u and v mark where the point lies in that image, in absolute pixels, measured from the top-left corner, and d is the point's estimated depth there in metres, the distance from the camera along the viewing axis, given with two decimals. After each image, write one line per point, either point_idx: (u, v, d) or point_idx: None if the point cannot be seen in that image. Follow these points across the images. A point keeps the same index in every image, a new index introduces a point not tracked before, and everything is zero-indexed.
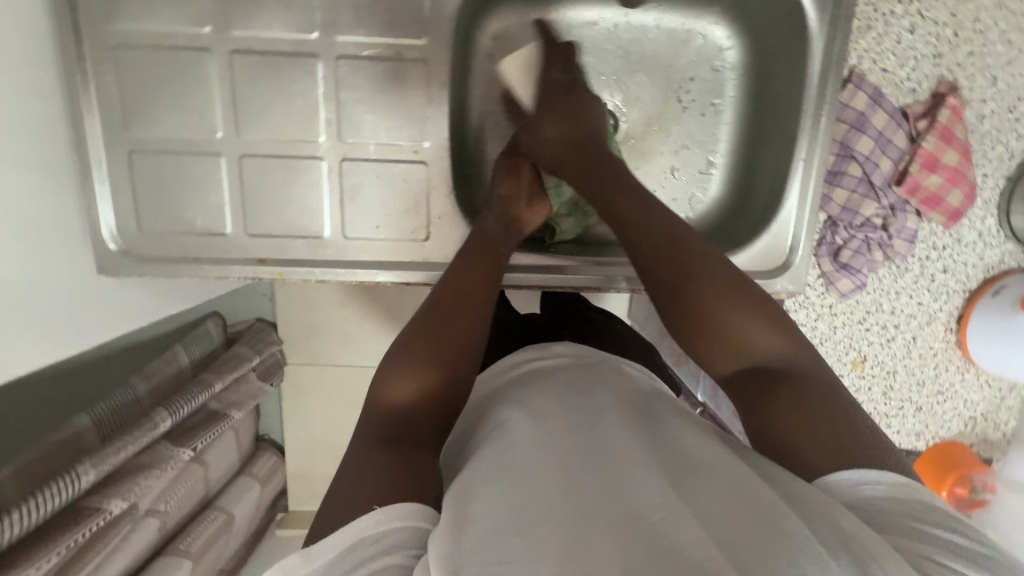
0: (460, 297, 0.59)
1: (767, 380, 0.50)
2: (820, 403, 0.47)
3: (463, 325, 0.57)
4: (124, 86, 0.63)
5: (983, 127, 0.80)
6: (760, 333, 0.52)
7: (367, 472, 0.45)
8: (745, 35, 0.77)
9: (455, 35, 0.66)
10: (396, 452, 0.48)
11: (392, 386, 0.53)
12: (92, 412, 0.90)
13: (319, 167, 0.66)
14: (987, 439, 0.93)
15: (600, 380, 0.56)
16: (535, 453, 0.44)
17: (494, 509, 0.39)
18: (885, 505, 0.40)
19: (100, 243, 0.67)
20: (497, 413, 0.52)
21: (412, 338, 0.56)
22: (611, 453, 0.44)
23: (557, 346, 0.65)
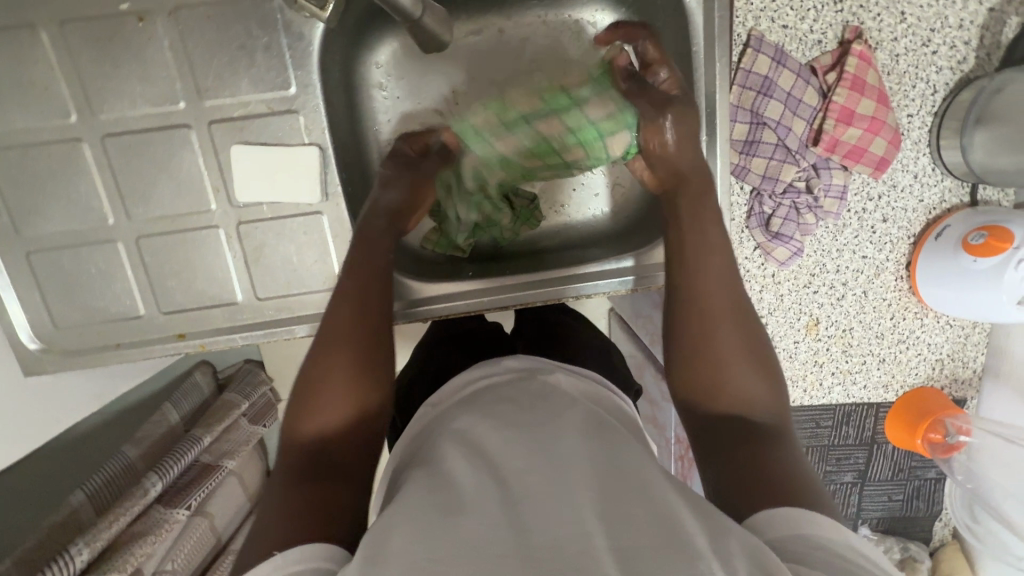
0: (368, 313, 0.60)
1: (750, 429, 0.51)
2: (785, 464, 0.48)
3: (372, 339, 0.59)
4: (4, 189, 0.62)
5: (900, 66, 0.76)
6: (750, 379, 0.54)
7: (286, 508, 0.46)
8: (633, 17, 0.75)
9: (326, 77, 0.65)
10: (321, 483, 0.49)
11: (308, 414, 0.54)
12: (86, 486, 0.91)
13: (217, 235, 0.66)
14: (957, 378, 0.91)
15: (541, 396, 0.56)
16: (462, 483, 0.45)
17: (410, 543, 0.38)
18: (813, 543, 0.39)
19: (19, 345, 0.66)
20: (436, 440, 0.52)
21: (321, 361, 0.57)
22: (541, 476, 0.43)
23: (508, 360, 0.64)
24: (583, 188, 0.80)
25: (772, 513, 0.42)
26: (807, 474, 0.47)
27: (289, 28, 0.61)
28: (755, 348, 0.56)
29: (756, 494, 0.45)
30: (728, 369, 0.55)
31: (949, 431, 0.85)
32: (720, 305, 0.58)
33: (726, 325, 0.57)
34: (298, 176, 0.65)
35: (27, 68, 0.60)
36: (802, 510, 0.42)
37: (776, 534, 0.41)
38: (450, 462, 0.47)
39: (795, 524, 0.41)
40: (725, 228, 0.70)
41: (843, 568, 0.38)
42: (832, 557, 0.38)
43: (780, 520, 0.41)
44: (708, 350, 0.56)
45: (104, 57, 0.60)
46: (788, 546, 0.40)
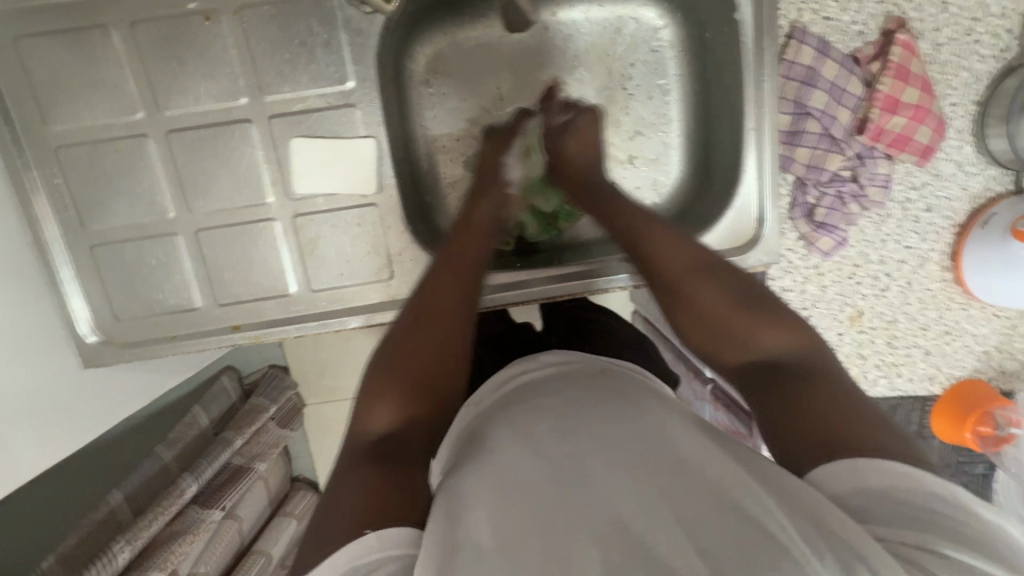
0: (436, 306, 0.60)
1: (777, 377, 0.53)
2: (822, 399, 0.49)
3: (439, 334, 0.58)
4: (72, 184, 0.64)
5: (943, 55, 0.77)
6: (763, 337, 0.55)
7: (354, 491, 0.46)
8: (675, 12, 0.76)
9: (382, 73, 0.67)
10: (384, 471, 0.48)
11: (370, 408, 0.54)
12: (122, 487, 0.92)
13: (272, 228, 0.67)
14: (1004, 371, 0.89)
15: (591, 385, 0.55)
16: (527, 468, 0.45)
17: (485, 541, 0.39)
18: (880, 494, 0.41)
19: (80, 337, 0.67)
20: (489, 429, 0.52)
21: (387, 360, 0.57)
22: (600, 468, 0.44)
23: (547, 354, 0.63)
24: (625, 180, 0.80)
25: (825, 467, 0.44)
26: (836, 401, 0.48)
27: (348, 25, 0.63)
28: (739, 293, 0.59)
29: (810, 447, 0.46)
30: (720, 324, 0.57)
31: (1000, 424, 0.84)
32: (684, 262, 0.61)
33: (695, 277, 0.60)
34: (353, 167, 0.66)
35: (97, 66, 0.62)
36: (863, 460, 0.43)
37: (839, 490, 0.43)
38: (505, 448, 0.48)
39: (859, 476, 0.42)
40: (773, 217, 0.70)
41: (919, 519, 0.39)
42: (899, 506, 0.40)
43: (835, 473, 0.43)
44: (694, 310, 0.59)
45: (170, 55, 0.62)
46: (853, 501, 0.42)
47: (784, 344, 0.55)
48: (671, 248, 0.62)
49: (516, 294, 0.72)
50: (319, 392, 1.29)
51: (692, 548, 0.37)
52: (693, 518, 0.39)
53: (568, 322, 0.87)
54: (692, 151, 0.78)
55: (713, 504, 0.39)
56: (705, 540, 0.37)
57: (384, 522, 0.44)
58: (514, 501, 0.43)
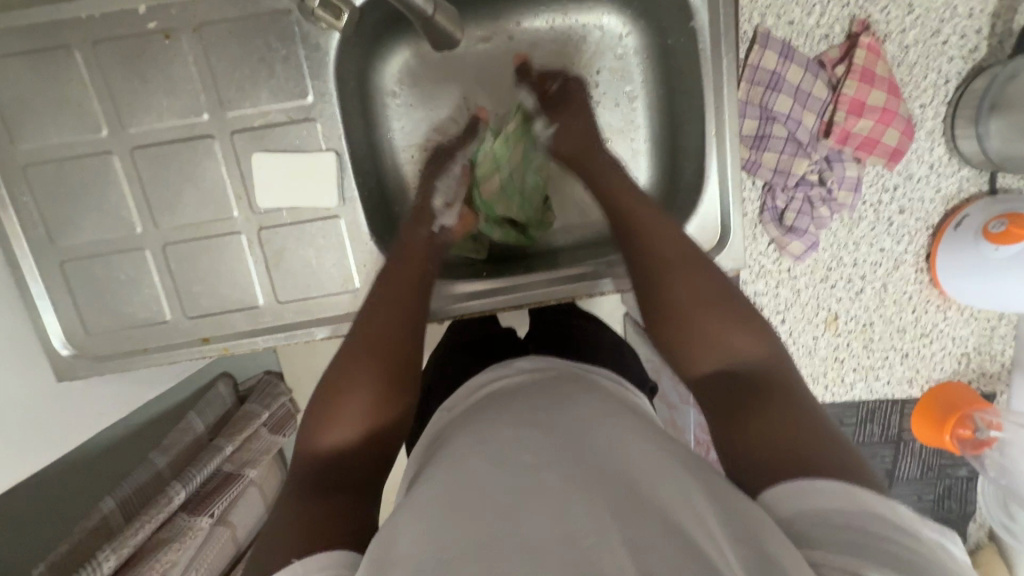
0: (378, 327, 0.60)
1: (747, 388, 0.53)
2: (787, 415, 0.48)
3: (383, 353, 0.58)
4: (41, 202, 0.65)
5: (910, 57, 0.76)
6: (738, 346, 0.56)
7: (298, 518, 0.46)
8: (639, 20, 0.76)
9: (343, 86, 0.67)
10: (335, 498, 0.49)
11: (324, 428, 0.54)
12: (115, 494, 0.93)
13: (238, 241, 0.68)
14: (985, 373, 0.88)
15: (555, 392, 0.55)
16: (475, 478, 0.44)
17: (425, 547, 0.39)
18: (823, 516, 0.40)
19: (52, 351, 0.68)
20: (449, 440, 0.52)
21: (331, 383, 0.57)
22: (548, 475, 0.43)
23: (520, 362, 0.64)
24: (592, 187, 0.81)
25: (780, 486, 0.43)
26: (802, 417, 0.48)
27: (307, 40, 0.64)
28: (725, 301, 0.59)
29: (767, 460, 0.46)
30: (698, 327, 0.58)
31: (980, 427, 0.83)
32: (678, 264, 0.62)
33: (686, 281, 0.60)
34: (315, 180, 0.67)
35: (62, 86, 0.63)
36: (814, 483, 0.42)
37: (789, 513, 0.41)
38: (463, 459, 0.47)
39: (808, 499, 0.41)
40: (737, 222, 0.70)
41: (861, 545, 0.37)
42: (839, 529, 0.39)
43: (786, 496, 0.42)
44: (678, 312, 0.59)
45: (133, 74, 0.63)
46: (798, 524, 0.40)
47: (756, 355, 0.55)
48: (665, 249, 0.63)
49: (485, 304, 0.73)
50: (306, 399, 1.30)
51: (631, 564, 0.35)
52: (636, 531, 0.38)
53: (544, 328, 0.87)
54: (659, 157, 0.78)
55: (649, 517, 0.39)
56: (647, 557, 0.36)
57: (315, 548, 0.43)
58: (452, 512, 0.41)
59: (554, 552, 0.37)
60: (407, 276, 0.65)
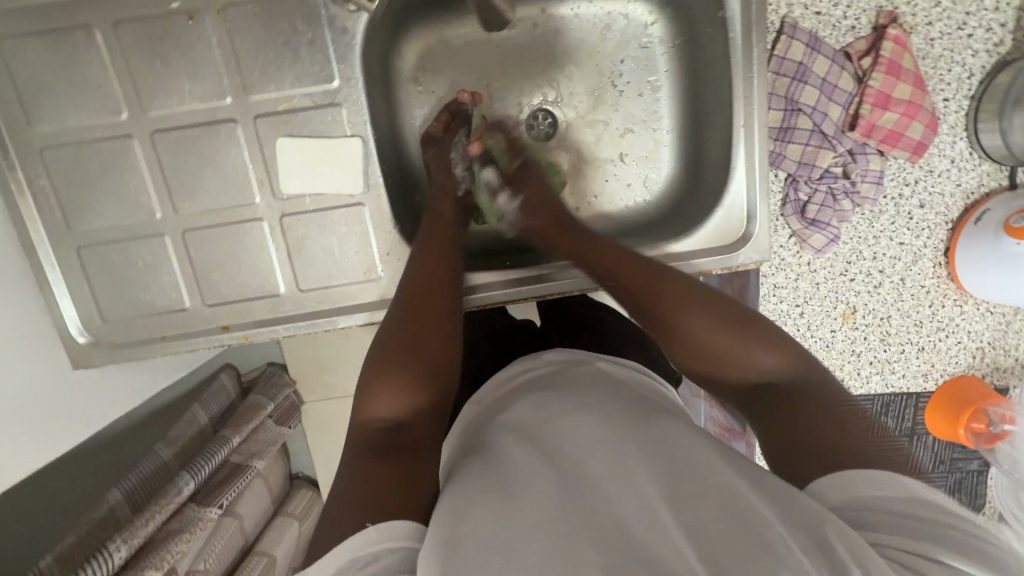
0: (427, 293, 0.61)
1: (775, 395, 0.52)
2: (821, 420, 0.48)
3: (431, 323, 0.59)
4: (59, 186, 0.64)
5: (935, 50, 0.76)
6: (762, 356, 0.55)
7: (364, 483, 0.47)
8: (665, 8, 0.75)
9: (368, 71, 0.66)
10: (396, 462, 0.49)
11: (374, 395, 0.54)
12: (121, 486, 0.91)
13: (260, 228, 0.67)
14: (999, 367, 0.89)
15: (588, 385, 0.55)
16: (521, 472, 0.44)
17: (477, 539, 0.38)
18: (873, 505, 0.40)
19: (69, 338, 0.67)
20: (486, 432, 0.52)
21: (384, 348, 0.58)
22: (593, 466, 0.43)
23: (549, 354, 0.63)
24: (615, 178, 0.80)
25: (823, 480, 0.44)
26: (837, 425, 0.48)
27: (334, 23, 0.62)
28: (722, 316, 0.58)
29: (805, 457, 0.46)
30: (712, 339, 0.57)
31: (993, 421, 0.83)
32: (673, 295, 0.60)
33: (683, 307, 0.59)
34: (339, 166, 0.66)
35: (81, 67, 0.61)
36: (862, 473, 0.42)
37: (837, 502, 0.42)
38: (505, 450, 0.47)
39: (858, 486, 0.42)
40: (763, 214, 0.70)
41: (923, 529, 0.38)
42: (890, 516, 0.39)
43: (835, 485, 0.43)
44: (686, 338, 0.58)
45: (155, 55, 0.62)
46: (849, 513, 0.41)
47: (781, 364, 0.54)
48: (655, 278, 0.62)
49: (512, 293, 0.72)
50: (315, 391, 1.29)
51: (691, 549, 0.35)
52: (692, 520, 0.37)
53: (564, 319, 0.87)
54: (683, 148, 0.78)
55: (700, 506, 0.39)
56: (709, 544, 0.36)
57: (390, 514, 0.43)
58: (503, 505, 0.41)
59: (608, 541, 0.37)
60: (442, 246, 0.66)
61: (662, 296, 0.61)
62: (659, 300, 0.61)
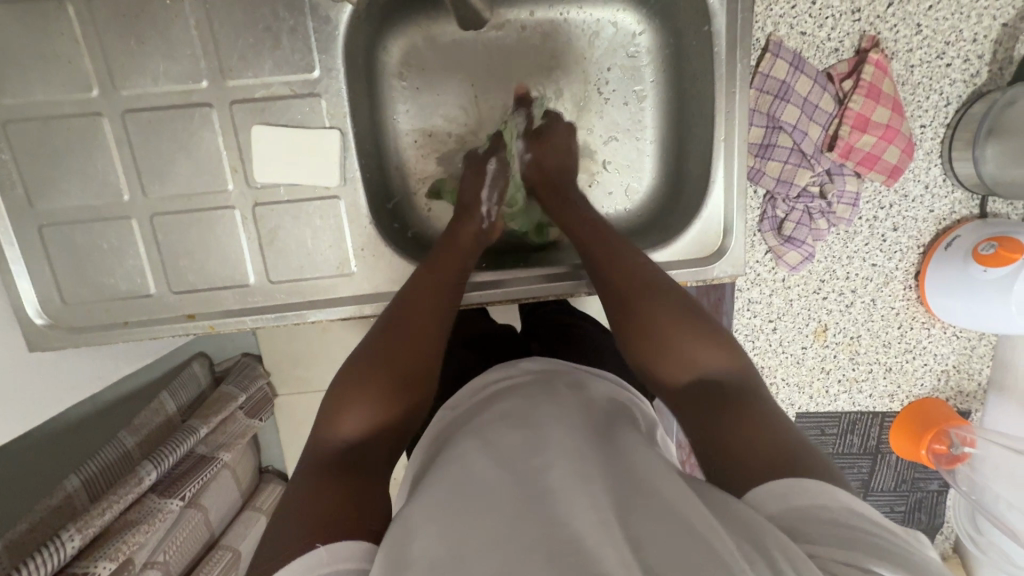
0: (418, 315, 0.60)
1: (717, 395, 0.52)
2: (756, 420, 0.48)
3: (417, 345, 0.58)
4: (22, 162, 0.62)
5: (914, 77, 0.77)
6: (704, 354, 0.55)
7: (311, 503, 0.45)
8: (653, 19, 0.75)
9: (351, 63, 0.65)
10: (345, 483, 0.48)
11: (340, 415, 0.53)
12: (81, 471, 0.88)
13: (232, 216, 0.65)
14: (963, 391, 0.91)
15: (561, 396, 0.54)
16: (480, 483, 0.44)
17: (431, 548, 0.38)
18: (814, 512, 0.40)
19: (26, 320, 0.65)
20: (454, 439, 0.52)
21: (353, 369, 0.56)
22: (553, 478, 0.43)
23: (523, 362, 0.62)
24: (598, 186, 0.80)
25: (763, 487, 0.42)
26: (769, 425, 0.48)
27: (317, 11, 0.61)
28: (688, 316, 0.57)
29: (740, 463, 0.45)
30: (664, 331, 0.57)
31: (954, 443, 0.85)
32: (636, 286, 0.60)
33: (649, 302, 0.59)
34: (317, 157, 0.65)
35: (51, 41, 0.59)
36: (795, 482, 0.41)
37: (774, 510, 0.41)
38: (469, 458, 0.47)
39: (792, 495, 0.41)
40: (740, 229, 0.70)
41: (843, 536, 0.38)
42: (833, 525, 0.39)
43: (779, 492, 0.41)
44: (639, 329, 0.58)
45: (130, 32, 0.60)
46: (787, 520, 0.40)
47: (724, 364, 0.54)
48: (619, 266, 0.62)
49: (496, 291, 0.72)
50: (287, 385, 1.26)
51: (639, 563, 0.35)
52: (645, 534, 0.37)
53: (540, 325, 0.87)
54: (665, 159, 0.78)
55: (655, 523, 0.38)
56: (654, 556, 0.36)
57: (338, 535, 0.42)
58: (463, 515, 0.41)
59: (563, 554, 0.36)
60: (453, 270, 0.66)
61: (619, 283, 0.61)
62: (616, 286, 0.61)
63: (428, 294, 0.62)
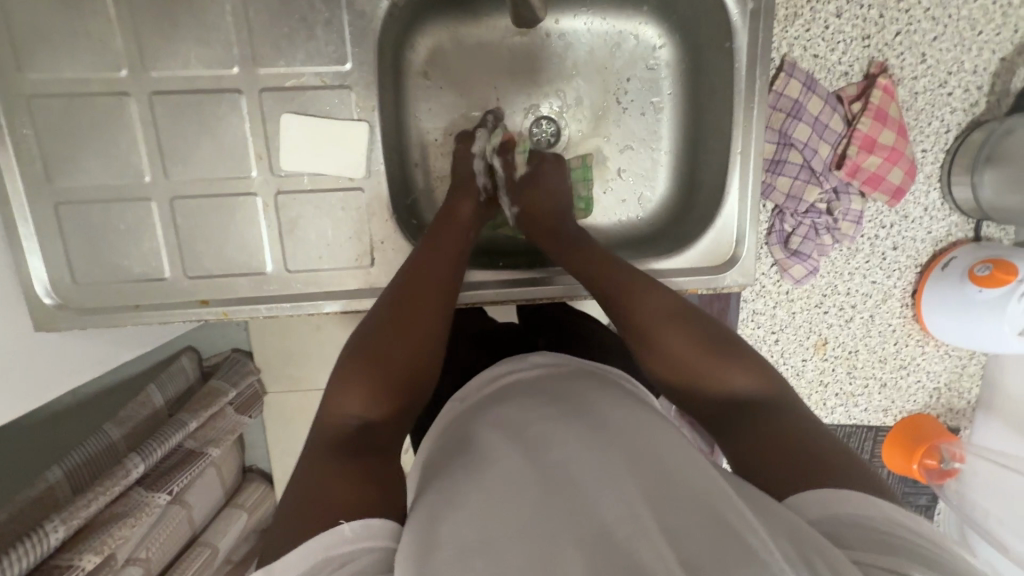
0: (422, 294, 0.60)
1: (745, 412, 0.52)
2: (785, 436, 0.49)
3: (418, 324, 0.58)
4: (43, 138, 0.61)
5: (918, 103, 0.81)
6: (727, 373, 0.55)
7: (326, 481, 0.45)
8: (674, 34, 0.78)
9: (382, 58, 0.66)
10: (358, 459, 0.48)
11: (344, 393, 0.52)
12: (63, 462, 0.85)
13: (253, 203, 0.65)
14: (953, 408, 0.94)
15: (577, 390, 0.54)
16: (506, 473, 0.44)
17: (465, 538, 0.39)
18: (851, 520, 0.42)
19: (34, 298, 0.64)
20: (472, 428, 0.52)
21: (359, 347, 0.56)
22: (580, 469, 0.43)
23: (535, 356, 0.62)
24: (611, 193, 0.81)
25: (802, 497, 0.44)
26: (797, 439, 0.48)
27: (353, 5, 0.62)
28: (702, 333, 0.57)
29: (775, 477, 0.47)
30: (682, 355, 0.56)
31: (945, 458, 0.88)
32: (656, 314, 0.59)
33: (672, 330, 0.58)
34: (343, 149, 0.65)
35: (83, 18, 0.59)
36: (837, 488, 0.43)
37: (815, 514, 0.43)
38: (492, 448, 0.47)
39: (837, 503, 0.42)
40: (751, 240, 0.72)
41: (896, 547, 0.39)
42: (868, 532, 0.41)
43: (819, 497, 0.43)
44: (664, 356, 0.57)
45: (163, 14, 0.60)
46: (829, 527, 0.42)
47: (747, 379, 0.54)
48: (634, 290, 0.61)
49: (501, 290, 0.72)
50: (282, 381, 1.24)
51: (671, 553, 0.36)
52: (676, 525, 0.38)
53: (548, 325, 0.87)
54: (679, 170, 0.80)
55: (683, 516, 0.39)
56: (687, 547, 0.36)
57: (356, 515, 0.43)
58: (493, 503, 0.41)
59: (595, 545, 0.37)
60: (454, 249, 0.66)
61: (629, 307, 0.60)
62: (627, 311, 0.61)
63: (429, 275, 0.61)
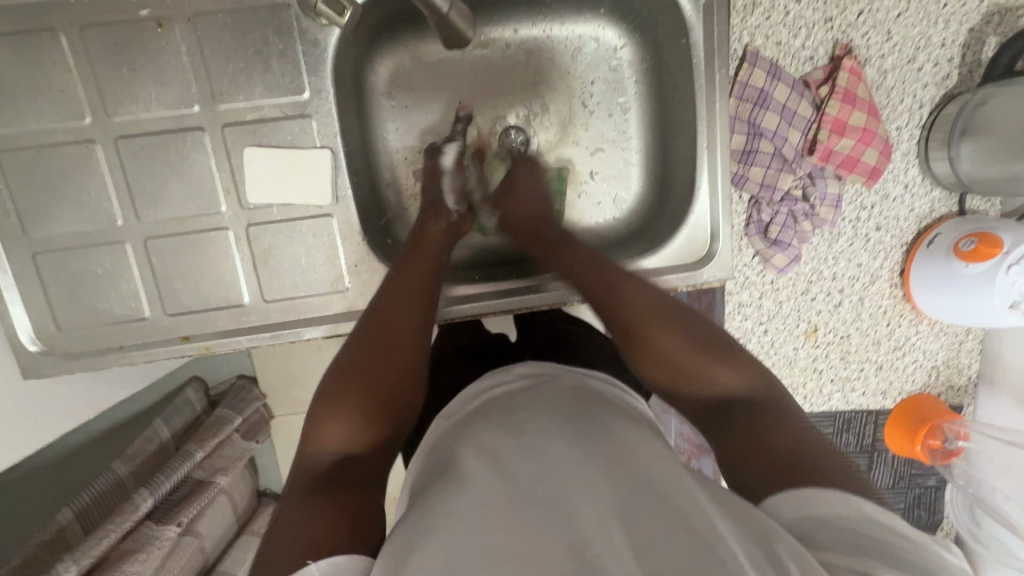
0: (390, 324, 0.60)
1: (739, 413, 0.52)
2: (778, 437, 0.48)
3: (390, 352, 0.58)
4: (15, 191, 0.62)
5: (887, 81, 0.80)
6: (721, 375, 0.55)
7: (298, 520, 0.45)
8: (633, 33, 0.77)
9: (340, 83, 0.67)
10: (334, 494, 0.48)
11: (322, 429, 0.53)
12: (72, 504, 0.87)
13: (225, 237, 0.66)
14: (953, 385, 0.92)
15: (557, 403, 0.54)
16: (478, 492, 0.44)
17: (432, 563, 0.38)
18: (827, 521, 0.40)
19: (20, 347, 0.65)
20: (452, 449, 0.51)
21: (337, 376, 0.56)
22: (551, 485, 0.43)
23: (520, 368, 0.63)
24: (585, 196, 0.81)
25: (780, 494, 0.44)
26: (787, 440, 0.48)
27: (305, 35, 0.63)
28: (698, 336, 0.57)
29: (761, 481, 0.46)
30: (677, 359, 0.57)
31: (948, 437, 0.86)
32: (648, 308, 0.60)
33: (659, 325, 0.59)
34: (309, 177, 0.66)
35: (44, 70, 0.61)
36: (813, 489, 0.43)
37: (790, 517, 0.42)
38: (468, 466, 0.47)
39: (807, 504, 0.42)
40: (727, 234, 0.72)
41: (862, 543, 0.39)
42: (844, 532, 0.39)
43: (795, 500, 0.43)
44: (657, 357, 0.58)
45: (120, 61, 0.61)
46: (805, 528, 0.41)
47: (740, 382, 0.55)
48: (627, 298, 0.62)
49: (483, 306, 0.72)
50: (283, 406, 1.25)
51: (637, 569, 0.36)
52: (643, 538, 0.38)
53: (536, 332, 0.87)
54: (652, 168, 0.80)
55: (649, 530, 0.38)
56: (651, 563, 0.36)
57: (328, 552, 0.42)
58: (462, 523, 0.41)
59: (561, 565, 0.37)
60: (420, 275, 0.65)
61: (626, 315, 0.61)
62: (625, 318, 0.61)
63: (396, 303, 0.61)
